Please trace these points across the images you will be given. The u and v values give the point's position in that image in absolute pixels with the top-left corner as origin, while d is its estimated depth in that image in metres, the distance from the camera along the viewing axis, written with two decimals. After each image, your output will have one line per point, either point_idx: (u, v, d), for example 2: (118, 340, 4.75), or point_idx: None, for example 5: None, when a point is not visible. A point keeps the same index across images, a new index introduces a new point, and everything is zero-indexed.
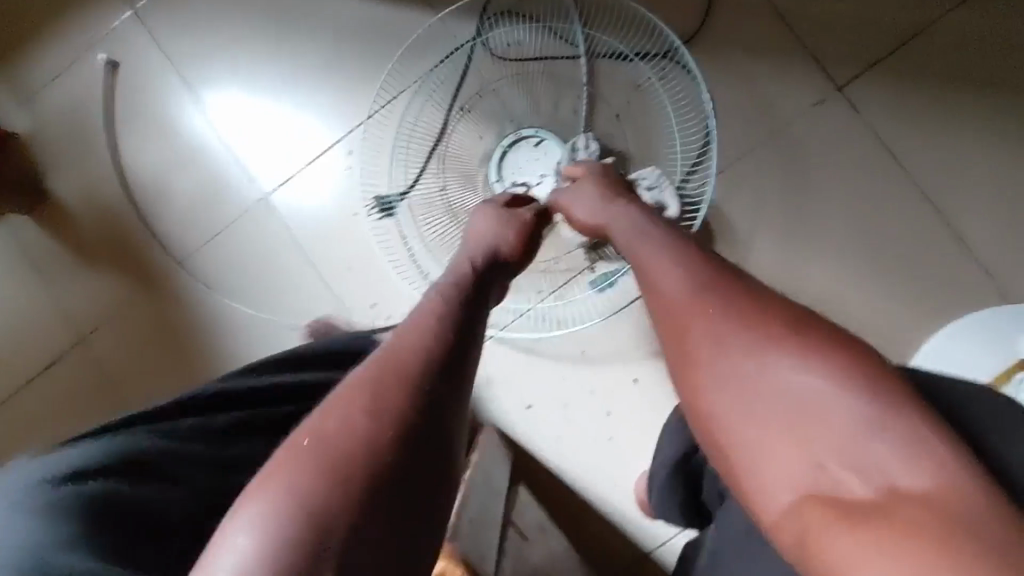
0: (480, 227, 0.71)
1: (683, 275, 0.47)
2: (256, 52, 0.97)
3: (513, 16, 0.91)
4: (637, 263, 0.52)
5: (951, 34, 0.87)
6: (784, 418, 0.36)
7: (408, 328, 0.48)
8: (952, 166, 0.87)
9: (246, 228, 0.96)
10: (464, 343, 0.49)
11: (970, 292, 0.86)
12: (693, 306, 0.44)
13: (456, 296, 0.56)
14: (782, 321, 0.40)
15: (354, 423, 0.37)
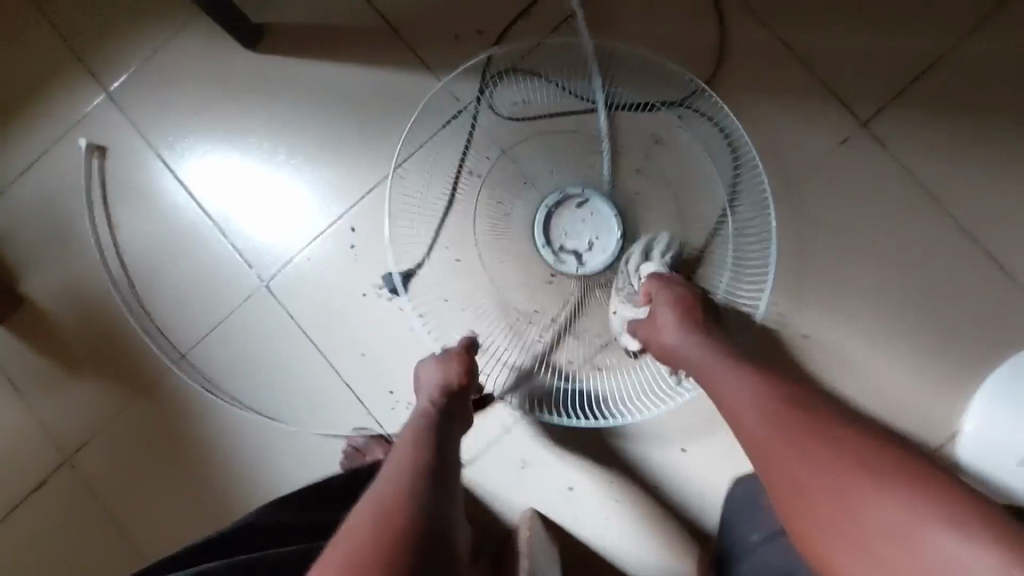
0: (428, 371, 0.71)
1: (758, 410, 0.52)
2: (245, 128, 0.91)
3: (518, 74, 0.87)
4: (713, 385, 0.59)
5: (972, 61, 0.84)
6: (851, 528, 0.43)
7: (405, 455, 0.55)
8: (989, 197, 0.83)
9: (245, 319, 0.89)
10: (446, 473, 0.54)
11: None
12: (773, 441, 0.50)
13: (429, 434, 0.59)
14: (858, 452, 0.45)
15: (388, 513, 0.45)
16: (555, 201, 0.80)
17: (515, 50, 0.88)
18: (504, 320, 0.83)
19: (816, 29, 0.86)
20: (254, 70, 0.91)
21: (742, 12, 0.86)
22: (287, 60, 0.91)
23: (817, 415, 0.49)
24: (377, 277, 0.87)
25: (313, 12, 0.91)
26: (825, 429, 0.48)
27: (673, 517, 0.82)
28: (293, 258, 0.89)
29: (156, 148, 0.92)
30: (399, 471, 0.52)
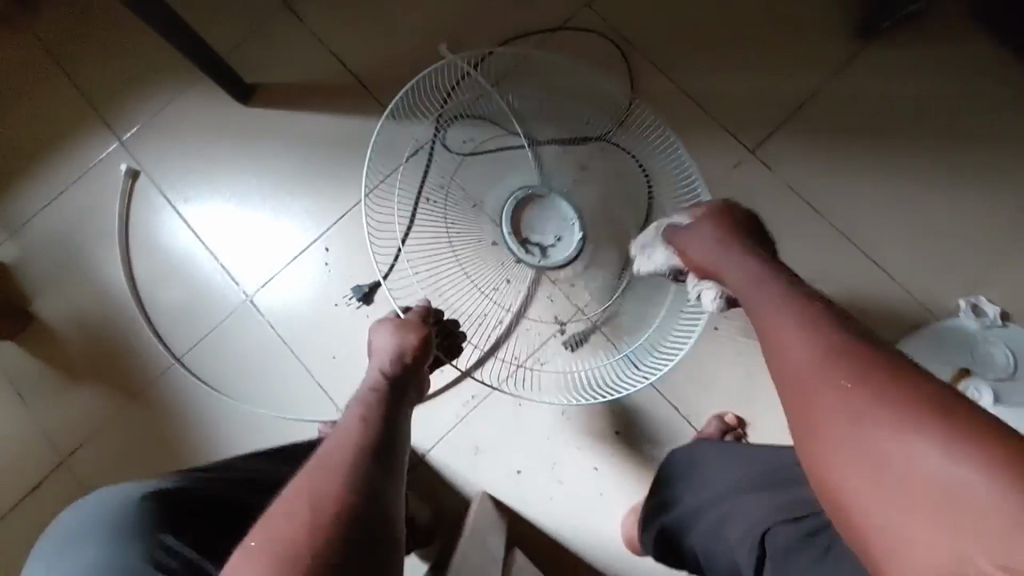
0: (384, 343, 0.74)
1: (808, 343, 0.47)
2: (237, 167, 1.07)
3: (464, 117, 1.03)
4: (751, 302, 0.58)
5: (836, 98, 1.03)
6: (838, 418, 0.41)
7: (354, 421, 0.57)
8: (859, 206, 1.00)
9: (230, 330, 1.01)
10: (388, 436, 0.56)
11: (901, 314, 0.96)
12: (804, 349, 0.47)
13: (378, 404, 0.62)
14: (895, 394, 0.39)
15: (331, 475, 0.47)
16: (522, 194, 0.91)
17: (461, 97, 1.03)
18: (455, 320, 0.96)
19: (709, 77, 1.05)
20: (246, 120, 1.08)
21: (647, 64, 1.06)
22: (274, 111, 1.08)
23: (846, 332, 0.46)
24: (348, 288, 1.00)
25: (298, 72, 1.09)
26: (845, 340, 0.45)
27: (610, 492, 0.92)
28: (274, 275, 1.02)
29: (160, 186, 1.07)
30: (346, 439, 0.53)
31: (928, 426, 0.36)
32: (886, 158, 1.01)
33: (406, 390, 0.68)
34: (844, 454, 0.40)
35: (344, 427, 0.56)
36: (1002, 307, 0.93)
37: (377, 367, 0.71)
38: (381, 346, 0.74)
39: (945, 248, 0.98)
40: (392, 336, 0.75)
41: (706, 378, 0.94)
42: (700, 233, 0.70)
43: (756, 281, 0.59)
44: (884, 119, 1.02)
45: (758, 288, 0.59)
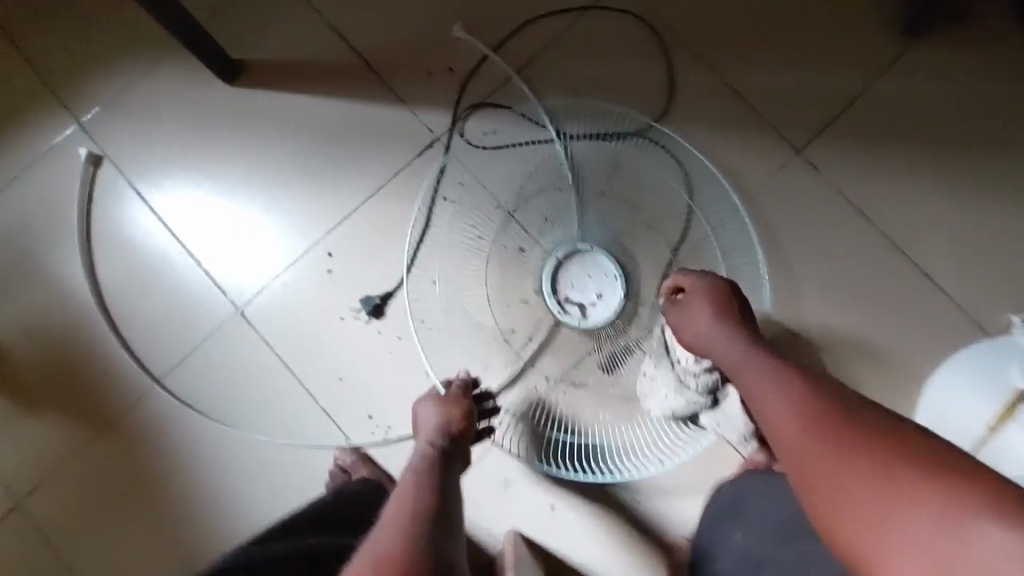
0: (421, 417, 0.69)
1: (790, 405, 0.53)
2: (221, 157, 0.93)
3: (487, 107, 0.94)
4: (748, 385, 0.60)
5: (888, 95, 0.96)
6: (875, 506, 0.43)
7: (402, 497, 0.52)
8: (912, 214, 0.94)
9: (215, 347, 0.87)
10: (445, 515, 0.51)
11: (954, 332, 0.91)
12: (805, 433, 0.51)
13: (426, 475, 0.56)
14: (861, 439, 0.47)
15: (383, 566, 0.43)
16: (563, 253, 0.85)
17: (483, 86, 0.94)
18: (480, 336, 0.87)
19: (753, 69, 0.96)
20: (232, 102, 0.94)
21: (687, 53, 0.96)
22: (265, 92, 0.94)
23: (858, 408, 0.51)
24: (354, 300, 0.88)
25: (292, 48, 0.95)
26: (859, 415, 0.50)
27: (652, 525, 0.84)
28: (267, 284, 0.89)
29: (129, 178, 0.92)
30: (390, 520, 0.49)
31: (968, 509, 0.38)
32: (937, 163, 0.95)
33: (455, 458, 0.62)
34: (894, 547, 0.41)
35: (393, 505, 0.51)
36: None
37: (422, 439, 0.65)
38: (417, 417, 0.69)
39: (995, 260, 0.93)
40: (427, 406, 0.70)
41: None
42: (692, 301, 0.71)
43: (754, 362, 0.61)
44: (935, 121, 0.95)
45: (749, 361, 0.62)
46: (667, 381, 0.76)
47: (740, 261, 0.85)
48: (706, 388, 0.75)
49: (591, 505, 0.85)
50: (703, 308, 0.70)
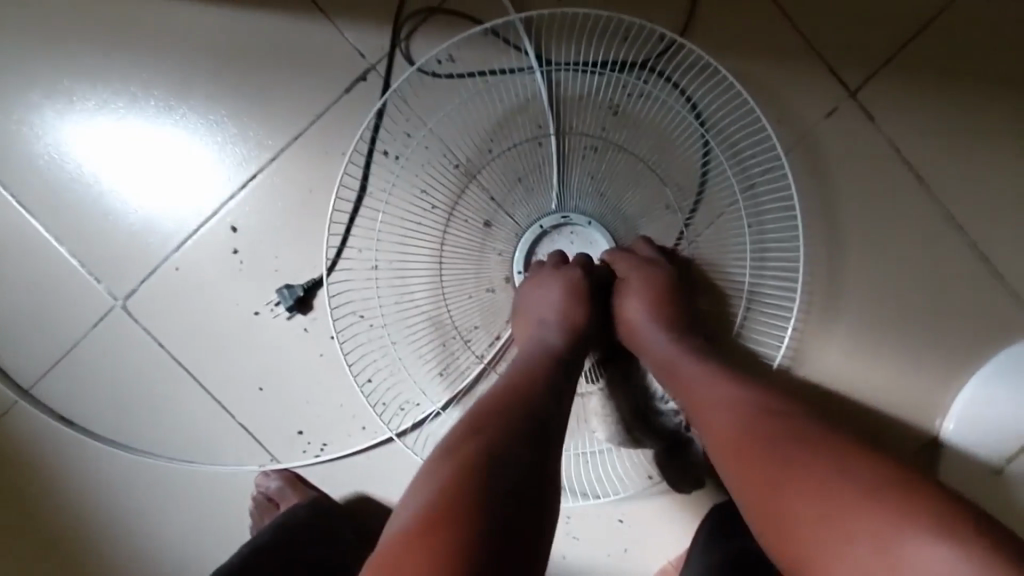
0: (545, 298, 0.60)
1: (732, 414, 0.47)
2: (81, 94, 0.69)
3: (440, 20, 0.67)
4: (681, 385, 0.53)
5: (976, 15, 0.72)
6: (817, 516, 0.39)
7: (495, 398, 0.50)
8: (985, 179, 0.73)
9: (96, 351, 0.68)
10: (546, 425, 0.48)
11: (1017, 332, 0.73)
12: (744, 442, 0.45)
13: (527, 377, 0.53)
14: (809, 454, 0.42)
15: (480, 452, 0.44)
16: (552, 223, 0.66)
17: None
18: (433, 336, 0.67)
19: None
20: (87, 14, 0.68)
21: None
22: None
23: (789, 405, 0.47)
24: (272, 292, 0.68)
25: None
26: (793, 414, 0.46)
27: (637, 547, 0.73)
28: (155, 270, 0.69)
29: None
30: (480, 412, 0.48)
31: (903, 521, 0.36)
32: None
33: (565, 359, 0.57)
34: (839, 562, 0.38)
35: (488, 403, 0.49)
36: None
37: (531, 329, 0.60)
38: (537, 293, 0.61)
39: None
40: (560, 284, 0.61)
41: None
42: (637, 283, 0.60)
43: (690, 361, 0.54)
44: None
45: (683, 357, 0.55)
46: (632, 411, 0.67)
47: (770, 236, 0.68)
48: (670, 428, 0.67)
49: (568, 525, 0.73)
50: (640, 290, 0.60)
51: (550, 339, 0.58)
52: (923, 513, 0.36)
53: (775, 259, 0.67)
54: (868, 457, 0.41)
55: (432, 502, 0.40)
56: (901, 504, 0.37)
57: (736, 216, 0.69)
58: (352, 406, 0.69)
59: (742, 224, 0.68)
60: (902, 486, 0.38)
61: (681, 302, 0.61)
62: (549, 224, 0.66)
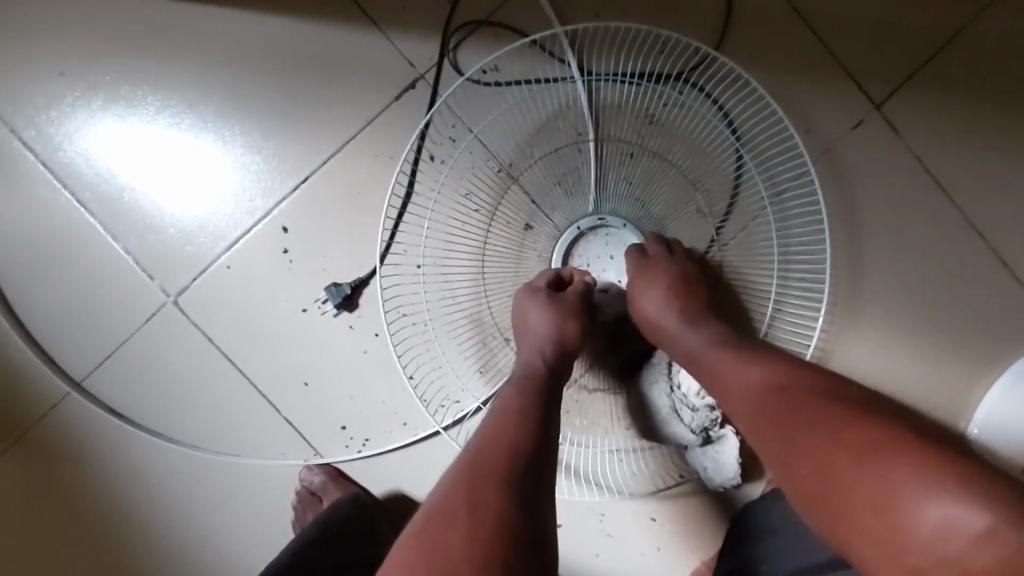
0: (533, 319, 0.61)
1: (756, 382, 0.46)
2: (139, 96, 0.71)
3: (486, 32, 0.71)
4: (705, 371, 0.52)
5: (998, 34, 0.75)
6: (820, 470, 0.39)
7: (495, 414, 0.50)
8: (1008, 189, 0.75)
9: (146, 345, 0.70)
10: (549, 440, 0.49)
11: None
12: (769, 411, 0.44)
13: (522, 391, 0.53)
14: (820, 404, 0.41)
15: (486, 478, 0.43)
16: (589, 224, 0.68)
17: (483, 2, 0.71)
18: (474, 334, 0.69)
19: None
20: (148, 22, 0.71)
21: None
22: (193, 9, 0.71)
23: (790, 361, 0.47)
24: (320, 289, 0.70)
25: None
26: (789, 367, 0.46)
27: (670, 546, 0.74)
28: (205, 267, 0.71)
29: (13, 125, 0.71)
30: (494, 416, 0.50)
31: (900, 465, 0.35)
32: None
33: (558, 373, 0.58)
34: (846, 516, 0.37)
35: (488, 422, 0.50)
36: None
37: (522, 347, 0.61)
38: (526, 314, 0.62)
39: None
40: (541, 307, 0.62)
41: None
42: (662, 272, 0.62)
43: (710, 348, 0.53)
44: None
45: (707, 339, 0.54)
46: (661, 406, 0.67)
47: (799, 238, 0.70)
48: (701, 426, 0.67)
49: (603, 523, 0.74)
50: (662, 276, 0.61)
51: (542, 350, 0.60)
52: (917, 464, 0.35)
53: (803, 264, 0.69)
54: (864, 407, 0.40)
55: (459, 493, 0.42)
56: (894, 455, 0.36)
57: (765, 220, 0.71)
58: (393, 402, 0.71)
59: (770, 227, 0.71)
60: (900, 438, 0.37)
61: (694, 290, 0.61)
62: (588, 227, 0.68)
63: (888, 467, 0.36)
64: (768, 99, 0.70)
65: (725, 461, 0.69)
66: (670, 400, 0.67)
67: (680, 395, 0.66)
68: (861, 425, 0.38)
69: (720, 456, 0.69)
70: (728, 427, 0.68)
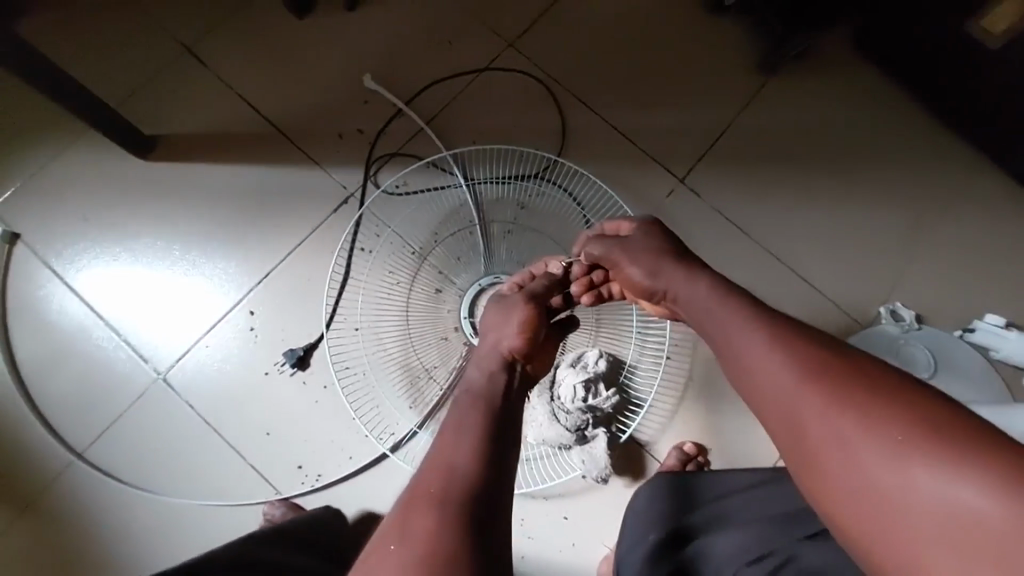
0: (495, 322, 0.72)
1: (782, 348, 0.46)
2: (140, 226, 0.96)
3: (397, 161, 1.01)
4: (714, 328, 0.54)
5: (754, 124, 1.08)
6: (808, 444, 0.41)
7: (449, 436, 0.53)
8: (785, 226, 1.05)
9: (138, 416, 0.88)
10: (503, 453, 0.52)
11: (834, 330, 1.01)
12: (813, 378, 0.42)
13: (477, 412, 0.55)
14: (865, 386, 0.40)
15: (450, 494, 0.46)
16: (488, 282, 0.91)
17: (393, 142, 1.02)
18: (404, 376, 0.89)
19: (637, 110, 1.08)
20: (148, 176, 0.98)
21: (574, 101, 1.07)
22: (182, 164, 0.99)
23: (809, 335, 0.47)
24: (278, 355, 0.91)
25: (207, 121, 1.01)
26: (796, 344, 0.46)
27: (583, 541, 0.88)
28: (189, 346, 0.91)
29: (43, 257, 0.94)
30: (453, 433, 0.53)
31: (926, 453, 0.35)
32: (803, 180, 1.07)
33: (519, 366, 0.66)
34: (850, 478, 0.38)
35: (449, 437, 0.52)
36: (914, 312, 1.02)
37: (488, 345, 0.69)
38: (491, 317, 0.74)
39: (864, 261, 1.05)
40: (505, 315, 0.72)
41: (665, 410, 0.93)
42: (630, 251, 0.69)
43: (711, 303, 0.56)
44: (797, 144, 1.08)
45: (710, 305, 0.56)
46: (543, 413, 0.85)
47: None
48: (576, 425, 0.85)
49: (524, 526, 0.88)
50: (634, 254, 0.68)
51: (509, 347, 0.67)
52: (909, 436, 0.37)
53: None
54: (908, 394, 0.39)
55: (421, 508, 0.46)
56: (889, 421, 0.38)
57: None
58: (341, 439, 0.88)
59: None
60: (952, 426, 0.36)
61: (694, 265, 0.63)
62: (487, 283, 0.91)
63: (870, 438, 0.38)
64: (598, 183, 0.97)
65: (603, 459, 0.85)
66: (551, 408, 0.85)
67: (559, 403, 0.86)
68: (858, 396, 0.40)
69: (599, 454, 0.85)
70: (601, 428, 0.86)
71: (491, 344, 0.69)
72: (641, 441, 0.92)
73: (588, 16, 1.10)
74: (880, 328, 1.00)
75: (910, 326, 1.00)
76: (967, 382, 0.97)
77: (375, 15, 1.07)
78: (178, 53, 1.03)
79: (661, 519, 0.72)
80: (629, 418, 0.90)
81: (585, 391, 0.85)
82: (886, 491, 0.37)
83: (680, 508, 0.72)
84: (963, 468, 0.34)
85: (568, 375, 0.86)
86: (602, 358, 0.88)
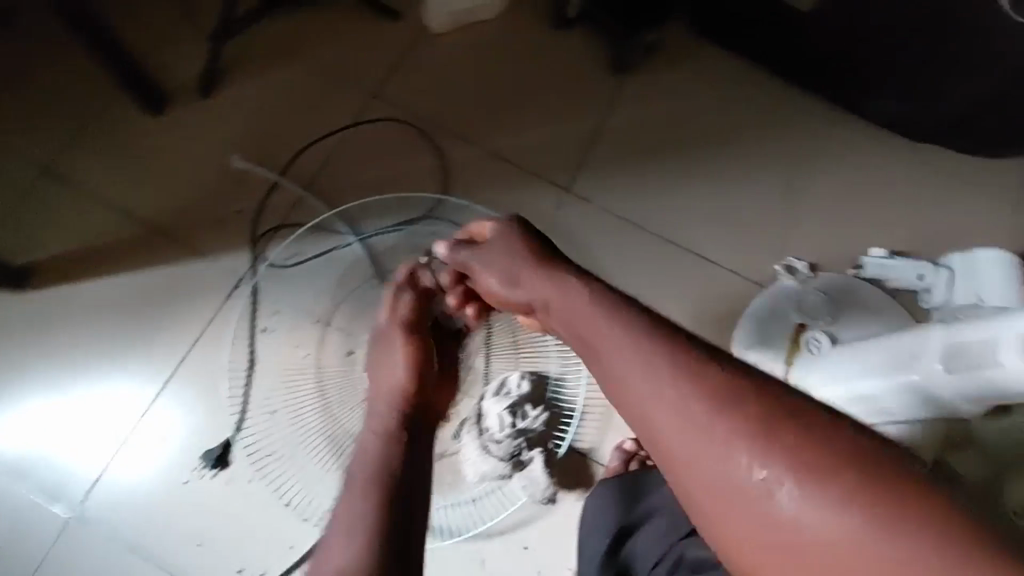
0: (387, 361, 0.67)
1: (651, 365, 0.44)
2: (25, 362, 0.91)
3: (283, 233, 1.00)
4: (585, 336, 0.51)
5: (622, 122, 1.13)
6: (697, 478, 0.40)
7: (347, 537, 0.47)
8: (674, 210, 1.10)
9: (65, 550, 0.84)
10: (404, 536, 0.48)
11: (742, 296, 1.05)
12: (694, 399, 0.41)
13: (378, 497, 0.50)
14: (742, 406, 0.40)
15: None
16: None
17: (275, 215, 1.01)
18: (331, 448, 0.84)
19: (510, 132, 1.11)
20: (25, 309, 0.94)
21: (447, 137, 1.10)
22: (60, 287, 0.95)
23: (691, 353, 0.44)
24: (196, 460, 0.87)
25: (75, 238, 0.97)
26: (670, 360, 0.44)
27: (549, 567, 0.87)
28: (118, 449, 0.88)
29: None
30: (350, 530, 0.48)
31: (791, 475, 0.37)
32: (680, 162, 1.12)
33: (423, 405, 0.63)
34: (721, 502, 0.39)
35: (344, 539, 0.47)
36: (808, 262, 1.07)
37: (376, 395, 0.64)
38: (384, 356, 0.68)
39: (753, 225, 1.10)
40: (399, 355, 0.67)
41: (599, 414, 0.94)
42: (491, 255, 0.64)
43: (579, 310, 0.52)
44: (665, 130, 1.14)
45: (578, 312, 0.52)
46: (475, 448, 0.86)
47: None
48: (509, 452, 0.86)
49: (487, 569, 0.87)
50: (493, 260, 0.63)
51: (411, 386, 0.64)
52: (796, 465, 0.37)
53: None
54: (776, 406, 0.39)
55: None
56: (774, 449, 0.38)
57: None
58: (280, 528, 0.85)
59: None
60: (822, 445, 0.37)
61: (560, 262, 0.60)
62: None
63: (748, 467, 0.38)
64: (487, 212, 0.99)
65: (543, 477, 0.86)
66: (484, 441, 0.86)
67: (488, 435, 0.86)
68: (743, 421, 0.40)
69: (538, 474, 0.86)
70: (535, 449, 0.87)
71: (392, 392, 0.63)
72: (583, 451, 0.92)
73: (443, 55, 1.14)
74: (781, 284, 1.04)
75: (806, 278, 1.05)
76: (874, 315, 1.01)
77: (232, 98, 1.07)
78: (32, 176, 1.00)
79: (612, 517, 0.74)
80: (563, 432, 0.91)
81: (512, 417, 0.86)
82: (770, 520, 0.38)
83: (628, 499, 0.75)
84: (848, 499, 0.36)
85: (493, 403, 0.87)
86: (525, 378, 0.88)
